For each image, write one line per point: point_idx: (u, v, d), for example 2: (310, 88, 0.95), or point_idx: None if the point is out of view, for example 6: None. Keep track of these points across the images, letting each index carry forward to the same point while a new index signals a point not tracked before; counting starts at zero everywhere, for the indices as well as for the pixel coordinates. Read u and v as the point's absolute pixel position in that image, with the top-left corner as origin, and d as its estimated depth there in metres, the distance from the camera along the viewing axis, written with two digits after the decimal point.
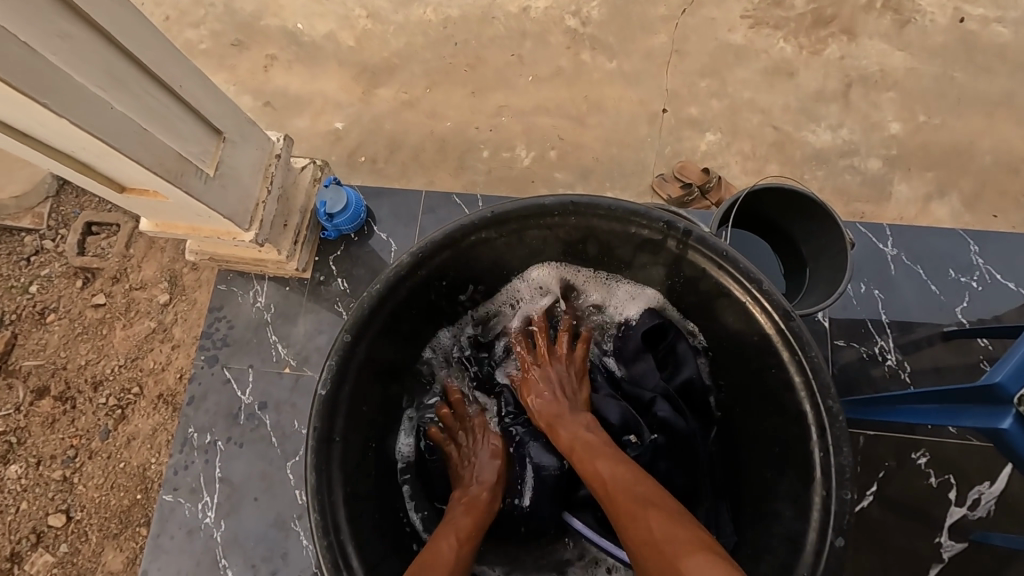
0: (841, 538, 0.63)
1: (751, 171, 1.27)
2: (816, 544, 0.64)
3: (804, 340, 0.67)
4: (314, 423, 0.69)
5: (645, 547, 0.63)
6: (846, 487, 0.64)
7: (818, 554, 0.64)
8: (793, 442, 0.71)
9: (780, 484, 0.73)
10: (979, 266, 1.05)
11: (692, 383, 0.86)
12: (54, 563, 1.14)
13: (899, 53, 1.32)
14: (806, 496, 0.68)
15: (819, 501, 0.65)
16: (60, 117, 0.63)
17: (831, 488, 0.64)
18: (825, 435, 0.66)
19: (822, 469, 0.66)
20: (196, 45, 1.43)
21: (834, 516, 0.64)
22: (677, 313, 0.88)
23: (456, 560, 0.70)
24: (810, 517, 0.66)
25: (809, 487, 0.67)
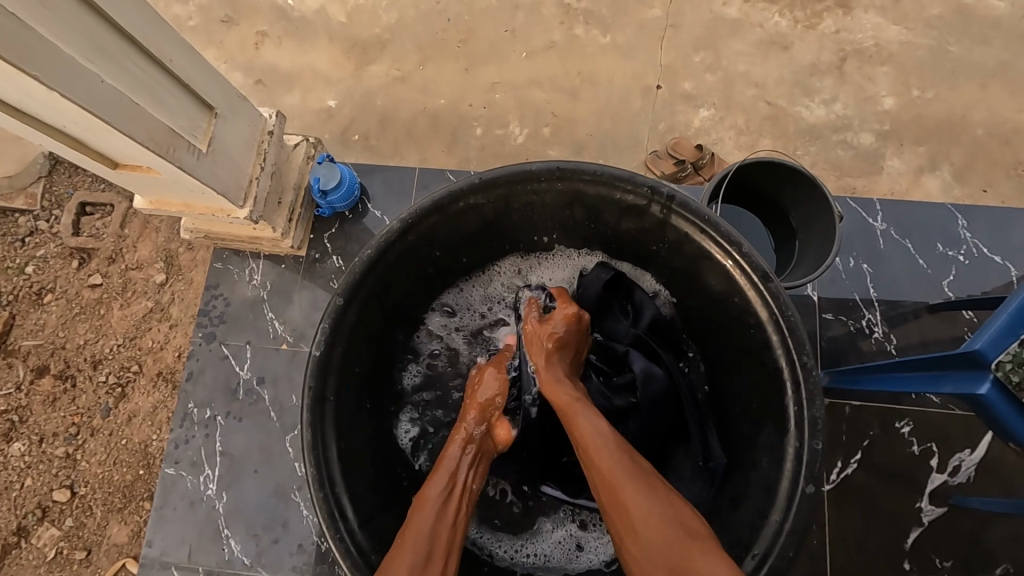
0: (812, 485, 0.65)
1: (744, 147, 1.27)
2: (789, 491, 0.67)
3: (783, 301, 0.69)
4: (309, 382, 0.71)
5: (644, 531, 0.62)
6: (818, 436, 0.66)
7: (790, 499, 0.66)
8: (770, 399, 0.73)
9: (759, 440, 0.75)
10: (966, 239, 1.07)
11: (659, 324, 0.88)
12: (60, 536, 1.17)
13: (894, 26, 1.31)
14: (781, 448, 0.70)
15: (793, 452, 0.68)
16: (50, 89, 0.63)
17: (804, 437, 0.67)
18: (799, 389, 0.68)
19: (796, 420, 0.68)
20: (185, 21, 1.41)
21: (806, 464, 0.66)
22: (625, 265, 0.93)
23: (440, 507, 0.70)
24: (784, 467, 0.68)
25: (783, 438, 0.70)
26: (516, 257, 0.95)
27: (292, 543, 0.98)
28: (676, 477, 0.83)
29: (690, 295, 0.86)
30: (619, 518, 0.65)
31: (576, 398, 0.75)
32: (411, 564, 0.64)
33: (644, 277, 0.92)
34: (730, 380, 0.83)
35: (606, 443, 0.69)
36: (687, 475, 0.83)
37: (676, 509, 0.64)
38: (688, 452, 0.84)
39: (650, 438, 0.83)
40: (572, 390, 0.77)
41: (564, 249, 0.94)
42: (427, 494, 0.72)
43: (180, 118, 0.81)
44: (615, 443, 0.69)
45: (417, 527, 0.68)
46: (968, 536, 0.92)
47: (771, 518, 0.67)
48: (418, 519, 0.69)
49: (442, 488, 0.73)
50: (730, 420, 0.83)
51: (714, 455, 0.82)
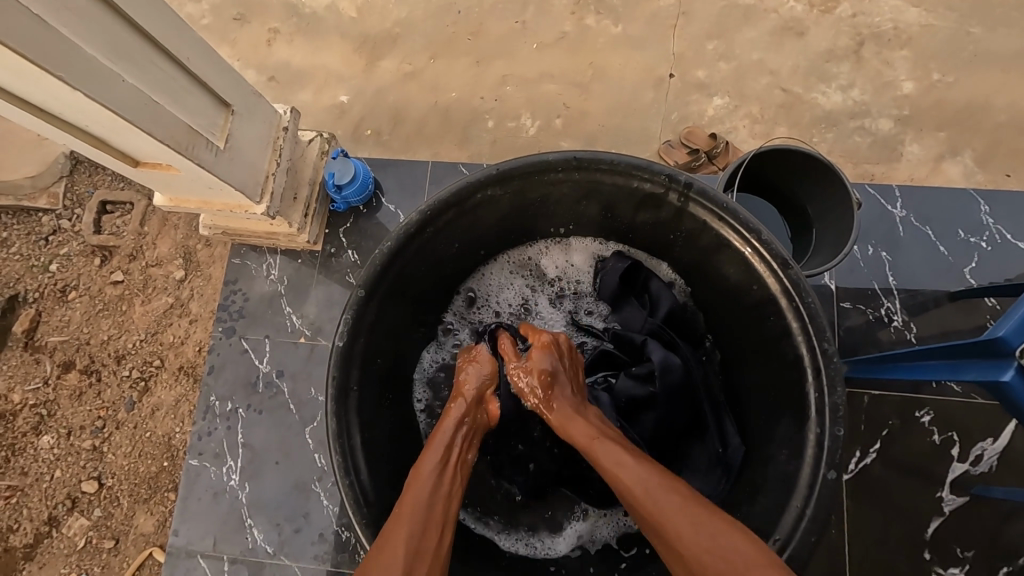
0: (833, 471, 0.65)
1: (759, 135, 1.26)
2: (810, 477, 0.66)
3: (803, 288, 0.68)
4: (332, 373, 0.72)
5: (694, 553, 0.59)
6: (839, 424, 0.66)
7: (811, 486, 0.66)
8: (790, 386, 0.73)
9: (779, 427, 0.75)
10: (989, 226, 1.05)
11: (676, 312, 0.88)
12: (89, 526, 1.21)
13: (913, 9, 1.28)
14: (801, 435, 0.70)
15: (814, 438, 0.67)
16: (74, 89, 0.65)
17: (825, 424, 0.66)
18: (820, 376, 0.67)
19: (816, 407, 0.68)
20: (198, 20, 1.43)
21: (827, 451, 0.66)
22: (640, 253, 0.93)
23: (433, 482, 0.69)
24: (805, 454, 0.68)
25: (803, 424, 0.69)
26: (534, 246, 0.96)
27: (314, 532, 1.00)
28: (692, 465, 0.84)
29: (706, 283, 0.86)
30: (677, 557, 0.61)
31: (593, 436, 0.72)
32: (411, 534, 0.63)
33: (659, 265, 0.92)
34: (747, 366, 0.83)
35: (637, 470, 0.67)
36: (702, 464, 0.83)
37: (731, 539, 0.59)
38: (704, 441, 0.84)
39: (667, 427, 0.84)
40: (587, 425, 0.74)
41: (580, 239, 0.94)
42: (422, 467, 0.71)
43: (198, 116, 0.82)
44: (656, 480, 0.65)
45: (417, 496, 0.67)
46: (990, 526, 0.91)
47: (792, 505, 0.67)
48: (414, 490, 0.68)
49: (436, 461, 0.72)
50: (748, 407, 0.83)
51: (731, 442, 0.82)
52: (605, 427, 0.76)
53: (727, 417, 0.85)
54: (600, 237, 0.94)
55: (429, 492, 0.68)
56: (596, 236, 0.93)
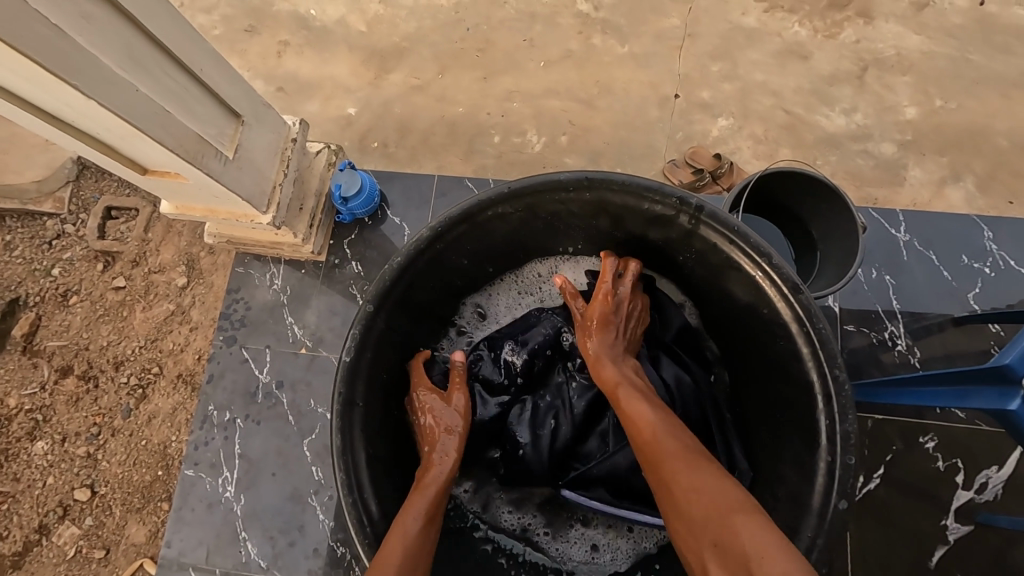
0: (844, 501, 0.64)
1: (763, 156, 1.27)
2: (820, 505, 0.65)
3: (813, 312, 0.68)
4: (338, 388, 0.71)
5: (693, 498, 0.60)
6: (851, 452, 0.65)
7: (821, 514, 0.65)
8: (800, 411, 0.72)
9: (787, 452, 0.74)
10: (992, 251, 1.05)
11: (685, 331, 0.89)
12: (81, 535, 1.19)
13: (916, 35, 1.30)
14: (811, 461, 0.69)
15: (824, 466, 0.66)
16: (87, 98, 0.65)
17: (836, 452, 0.65)
18: (831, 404, 0.66)
19: (827, 434, 0.66)
20: (210, 31, 1.44)
21: (838, 479, 0.65)
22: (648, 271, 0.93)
23: (417, 536, 0.67)
24: (815, 481, 0.67)
25: (814, 451, 0.68)
26: (547, 261, 0.96)
27: (308, 546, 0.99)
28: None
29: (713, 303, 0.85)
30: (670, 487, 0.63)
31: (620, 381, 0.76)
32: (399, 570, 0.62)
33: (665, 283, 0.92)
34: (756, 389, 0.82)
35: (657, 420, 0.70)
36: None
37: (723, 478, 0.61)
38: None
39: None
40: (626, 370, 0.78)
41: (588, 257, 0.94)
42: (410, 507, 0.70)
43: (208, 126, 0.83)
44: (667, 425, 0.69)
45: (401, 535, 0.66)
46: (996, 555, 0.90)
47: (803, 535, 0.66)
48: (402, 529, 0.67)
49: (421, 514, 0.69)
50: (755, 428, 0.83)
51: (739, 465, 0.82)
52: (639, 380, 0.79)
53: (735, 438, 0.84)
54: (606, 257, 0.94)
55: (413, 532, 0.67)
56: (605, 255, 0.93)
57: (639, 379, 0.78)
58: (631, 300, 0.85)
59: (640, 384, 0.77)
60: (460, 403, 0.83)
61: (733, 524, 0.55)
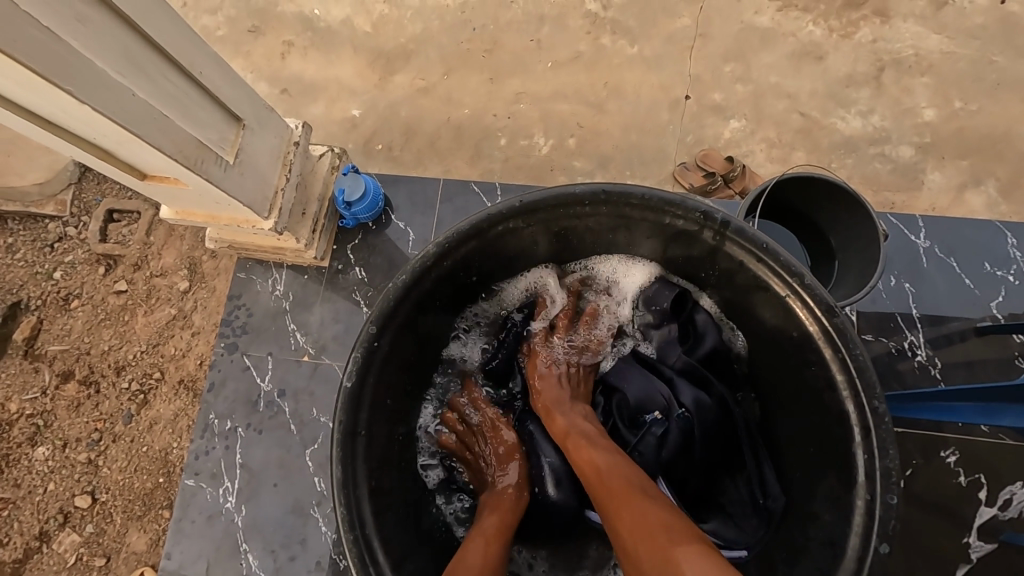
0: (885, 544, 0.61)
1: (777, 159, 1.23)
2: (859, 549, 0.62)
3: (848, 336, 0.65)
4: (339, 417, 0.69)
5: (635, 532, 0.62)
6: (891, 490, 0.61)
7: (861, 559, 0.62)
8: (834, 445, 0.69)
9: (819, 487, 0.71)
10: (1016, 259, 1.01)
11: (719, 352, 0.84)
12: (81, 543, 1.17)
13: (935, 36, 1.27)
14: (847, 498, 0.66)
15: (863, 505, 0.63)
16: (81, 103, 0.63)
17: (875, 491, 0.62)
18: (869, 437, 0.63)
19: (866, 472, 0.63)
20: (213, 31, 1.42)
21: (878, 520, 0.62)
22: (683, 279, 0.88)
23: (486, 564, 0.68)
24: (852, 522, 0.64)
25: (850, 489, 0.65)
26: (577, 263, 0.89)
27: (310, 560, 0.96)
28: (727, 513, 0.80)
29: (741, 321, 0.82)
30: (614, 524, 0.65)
31: (569, 427, 0.79)
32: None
33: (705, 298, 0.87)
34: (785, 414, 0.79)
35: (605, 460, 0.72)
36: (738, 509, 0.80)
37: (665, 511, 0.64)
38: (738, 485, 0.81)
39: (700, 472, 0.81)
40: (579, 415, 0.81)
41: (617, 259, 0.88)
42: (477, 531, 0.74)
43: (209, 131, 0.80)
44: (613, 464, 0.71)
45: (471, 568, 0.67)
46: None
47: None
48: (469, 555, 0.69)
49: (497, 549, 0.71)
50: (783, 452, 0.80)
51: (771, 491, 0.79)
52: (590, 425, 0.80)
53: (767, 462, 0.81)
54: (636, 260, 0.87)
55: (481, 558, 0.69)
56: (638, 257, 0.87)
57: (590, 426, 0.79)
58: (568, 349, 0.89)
59: (591, 430, 0.78)
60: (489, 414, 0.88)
61: (675, 555, 0.57)
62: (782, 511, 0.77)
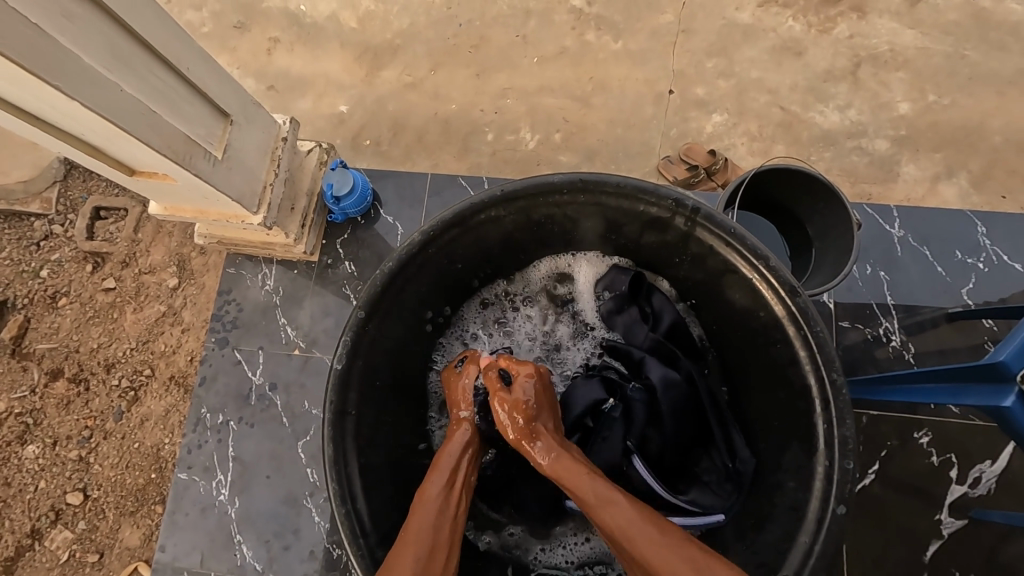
0: (842, 506, 0.64)
1: (758, 153, 1.26)
2: (818, 512, 0.65)
3: (811, 316, 0.68)
4: (329, 397, 0.71)
5: None
6: (849, 457, 0.65)
7: (819, 521, 0.65)
8: (799, 416, 0.71)
9: (786, 460, 0.74)
10: (985, 247, 1.05)
11: (679, 328, 0.88)
12: (73, 539, 1.18)
13: (910, 31, 1.30)
14: (809, 466, 0.69)
15: (822, 471, 0.66)
16: (70, 99, 0.64)
17: (834, 457, 0.65)
18: (828, 408, 0.66)
19: (825, 439, 0.66)
20: (199, 28, 1.42)
21: (837, 484, 0.65)
22: (643, 267, 0.92)
23: (440, 497, 0.72)
24: (812, 487, 0.67)
25: (812, 456, 0.68)
26: (545, 264, 0.95)
27: (304, 549, 0.98)
28: (702, 483, 0.84)
29: (709, 303, 0.85)
30: None
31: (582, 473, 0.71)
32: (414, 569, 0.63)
33: (661, 280, 0.92)
34: (753, 390, 0.82)
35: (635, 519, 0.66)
36: (712, 479, 0.83)
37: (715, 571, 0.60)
38: (712, 455, 0.85)
39: (675, 448, 0.83)
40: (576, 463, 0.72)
41: (583, 255, 0.94)
42: (427, 488, 0.73)
43: (196, 126, 0.81)
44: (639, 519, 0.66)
45: (428, 506, 0.70)
46: (987, 549, 0.91)
47: (800, 540, 0.66)
48: (430, 485, 0.73)
49: (443, 481, 0.73)
50: (756, 425, 0.82)
51: (741, 455, 0.82)
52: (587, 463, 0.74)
53: (735, 429, 0.84)
54: (590, 255, 0.93)
55: (440, 490, 0.73)
56: (602, 252, 0.92)
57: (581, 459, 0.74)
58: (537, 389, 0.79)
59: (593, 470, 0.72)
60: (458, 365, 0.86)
61: None
62: (753, 474, 0.81)
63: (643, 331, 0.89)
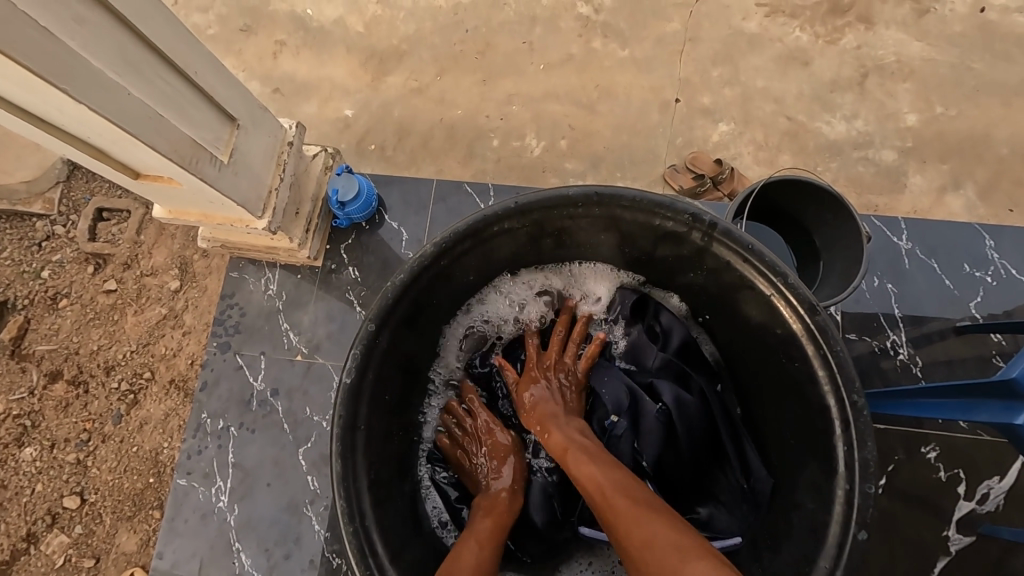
0: (864, 531, 0.63)
1: (764, 162, 1.26)
2: (839, 536, 0.64)
3: (830, 333, 0.67)
4: (339, 412, 0.70)
5: (646, 551, 0.62)
6: (870, 480, 0.64)
7: (841, 546, 0.64)
8: (817, 435, 0.71)
9: (803, 480, 0.73)
10: (993, 259, 1.04)
11: (689, 345, 0.88)
12: (69, 544, 1.16)
13: (916, 42, 1.30)
14: (828, 488, 0.68)
15: (842, 494, 0.65)
16: (78, 103, 0.63)
17: (855, 480, 0.64)
18: (849, 429, 0.65)
19: (845, 461, 0.66)
20: (205, 30, 1.42)
21: (857, 508, 0.63)
22: (650, 285, 0.92)
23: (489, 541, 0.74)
24: (832, 510, 0.66)
25: (831, 478, 0.67)
26: (562, 268, 0.91)
27: (304, 558, 0.97)
28: (718, 501, 0.82)
29: (722, 318, 0.85)
30: (626, 547, 0.65)
31: (567, 445, 0.77)
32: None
33: (670, 297, 0.91)
34: (767, 406, 0.81)
35: (613, 478, 0.71)
36: (730, 497, 0.82)
37: (667, 525, 0.64)
38: (727, 472, 0.83)
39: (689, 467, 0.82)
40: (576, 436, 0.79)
41: (594, 265, 0.91)
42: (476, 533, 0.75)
43: (203, 130, 0.81)
44: (613, 482, 0.70)
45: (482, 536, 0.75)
46: (996, 566, 0.90)
47: (820, 565, 0.65)
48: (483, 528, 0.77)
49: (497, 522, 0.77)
50: (770, 441, 0.82)
51: (755, 471, 0.82)
52: (586, 438, 0.80)
53: (749, 446, 0.84)
54: (602, 264, 0.91)
55: (475, 560, 0.70)
56: (615, 266, 0.90)
57: (587, 438, 0.79)
58: (558, 357, 0.89)
59: (588, 443, 0.78)
60: (483, 418, 0.88)
61: (684, 572, 0.58)
62: (770, 491, 0.80)
63: (612, 373, 0.89)
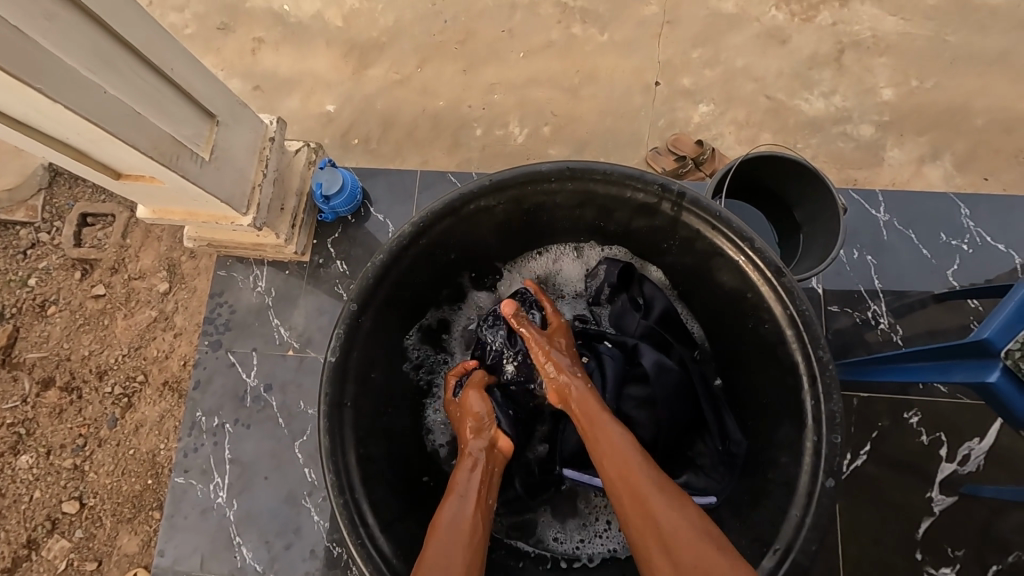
0: (832, 479, 0.65)
1: (745, 141, 1.27)
2: (808, 485, 0.67)
3: (796, 294, 0.69)
4: (325, 389, 0.71)
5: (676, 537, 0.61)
6: (836, 431, 0.66)
7: (810, 494, 0.66)
8: (790, 394, 0.72)
9: (779, 440, 0.75)
10: (970, 227, 1.07)
11: (669, 315, 0.89)
12: (71, 548, 1.17)
13: (891, 17, 1.32)
14: (800, 442, 0.70)
15: (811, 445, 0.68)
16: (53, 102, 0.63)
17: (822, 431, 0.67)
18: (816, 383, 0.68)
19: (813, 415, 0.68)
20: (182, 29, 1.41)
21: (826, 456, 0.66)
22: (633, 257, 0.93)
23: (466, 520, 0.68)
24: (802, 461, 0.69)
25: (802, 432, 0.70)
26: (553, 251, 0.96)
27: (305, 548, 0.98)
28: (699, 467, 0.84)
29: (699, 288, 0.86)
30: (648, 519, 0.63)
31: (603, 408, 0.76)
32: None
33: (650, 268, 0.93)
34: (745, 373, 0.83)
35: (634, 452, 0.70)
36: (709, 463, 0.83)
37: (694, 511, 0.64)
38: (705, 440, 0.85)
39: (668, 431, 0.84)
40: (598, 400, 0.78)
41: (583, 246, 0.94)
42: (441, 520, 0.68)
43: (182, 126, 0.81)
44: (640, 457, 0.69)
45: (447, 526, 0.67)
46: (980, 524, 0.93)
47: (791, 513, 0.67)
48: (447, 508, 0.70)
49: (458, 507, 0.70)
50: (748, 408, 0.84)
51: (731, 436, 0.84)
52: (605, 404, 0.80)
53: (729, 414, 0.85)
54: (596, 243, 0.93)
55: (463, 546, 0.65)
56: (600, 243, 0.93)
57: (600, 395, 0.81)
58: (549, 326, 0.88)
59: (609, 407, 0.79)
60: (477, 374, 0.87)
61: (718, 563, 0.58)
62: (750, 454, 0.82)
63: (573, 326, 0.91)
